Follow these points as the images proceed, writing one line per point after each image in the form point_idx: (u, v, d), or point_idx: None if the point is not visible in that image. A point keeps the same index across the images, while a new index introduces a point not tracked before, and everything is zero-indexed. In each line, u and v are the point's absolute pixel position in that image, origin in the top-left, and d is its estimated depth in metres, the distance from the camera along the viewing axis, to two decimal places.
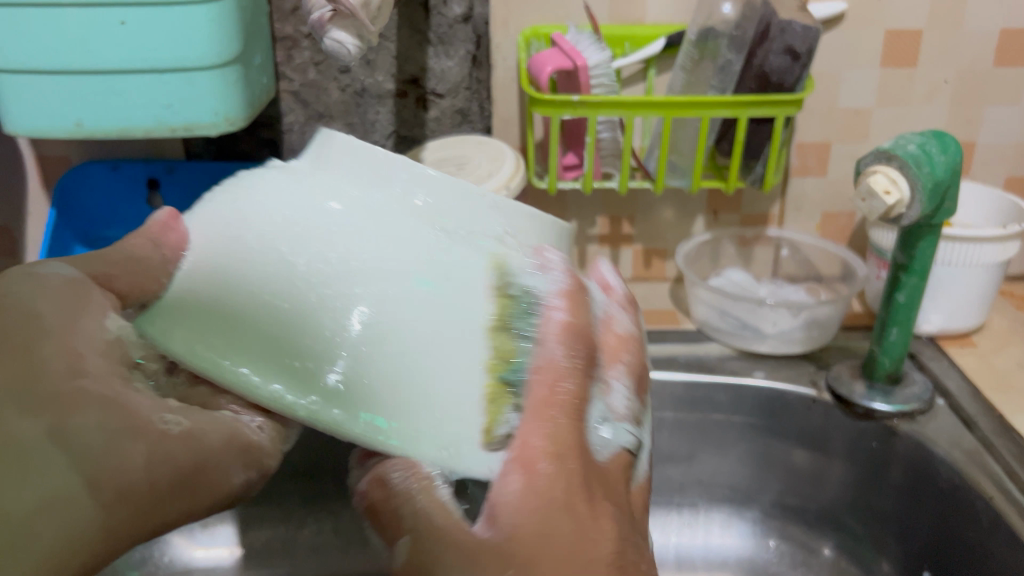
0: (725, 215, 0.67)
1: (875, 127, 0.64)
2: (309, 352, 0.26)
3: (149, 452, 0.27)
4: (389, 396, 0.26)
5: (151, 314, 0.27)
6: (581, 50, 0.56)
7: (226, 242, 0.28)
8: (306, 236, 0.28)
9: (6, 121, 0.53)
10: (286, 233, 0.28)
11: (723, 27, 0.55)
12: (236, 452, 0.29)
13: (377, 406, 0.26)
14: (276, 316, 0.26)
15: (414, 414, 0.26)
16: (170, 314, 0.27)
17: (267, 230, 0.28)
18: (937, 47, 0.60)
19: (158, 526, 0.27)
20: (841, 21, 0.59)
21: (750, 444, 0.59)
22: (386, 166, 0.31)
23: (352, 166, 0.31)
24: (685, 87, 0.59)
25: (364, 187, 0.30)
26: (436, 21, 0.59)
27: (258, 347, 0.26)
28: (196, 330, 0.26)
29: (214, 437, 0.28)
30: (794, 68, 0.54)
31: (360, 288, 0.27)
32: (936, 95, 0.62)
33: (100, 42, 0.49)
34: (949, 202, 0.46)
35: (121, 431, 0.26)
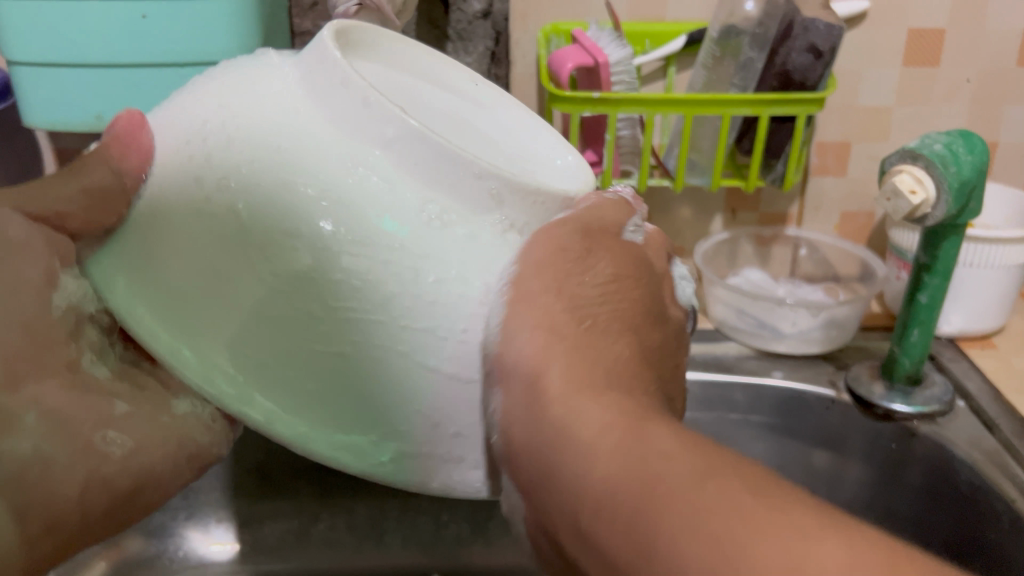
0: (743, 214, 0.67)
1: (895, 126, 0.63)
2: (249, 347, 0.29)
3: (88, 477, 0.34)
4: (316, 388, 0.29)
5: (112, 258, 0.32)
6: (602, 46, 0.56)
7: (184, 185, 0.30)
8: (256, 191, 0.29)
9: (26, 114, 0.52)
10: (235, 176, 0.29)
11: (746, 24, 0.55)
12: (183, 458, 0.36)
13: (300, 397, 0.29)
14: (216, 286, 0.29)
15: (331, 370, 0.29)
16: (126, 264, 0.31)
17: (222, 171, 0.30)
18: (960, 46, 0.60)
19: (121, 522, 0.36)
20: (862, 20, 0.59)
21: (768, 444, 0.59)
22: (359, 113, 0.31)
23: (328, 101, 0.31)
24: (706, 85, 0.58)
25: (331, 137, 0.30)
26: (455, 17, 0.58)
27: (208, 306, 0.29)
28: (147, 296, 0.30)
29: (156, 451, 0.35)
30: (816, 67, 0.53)
31: (311, 224, 0.29)
32: (957, 94, 0.62)
33: (122, 35, 0.49)
34: (974, 202, 0.45)
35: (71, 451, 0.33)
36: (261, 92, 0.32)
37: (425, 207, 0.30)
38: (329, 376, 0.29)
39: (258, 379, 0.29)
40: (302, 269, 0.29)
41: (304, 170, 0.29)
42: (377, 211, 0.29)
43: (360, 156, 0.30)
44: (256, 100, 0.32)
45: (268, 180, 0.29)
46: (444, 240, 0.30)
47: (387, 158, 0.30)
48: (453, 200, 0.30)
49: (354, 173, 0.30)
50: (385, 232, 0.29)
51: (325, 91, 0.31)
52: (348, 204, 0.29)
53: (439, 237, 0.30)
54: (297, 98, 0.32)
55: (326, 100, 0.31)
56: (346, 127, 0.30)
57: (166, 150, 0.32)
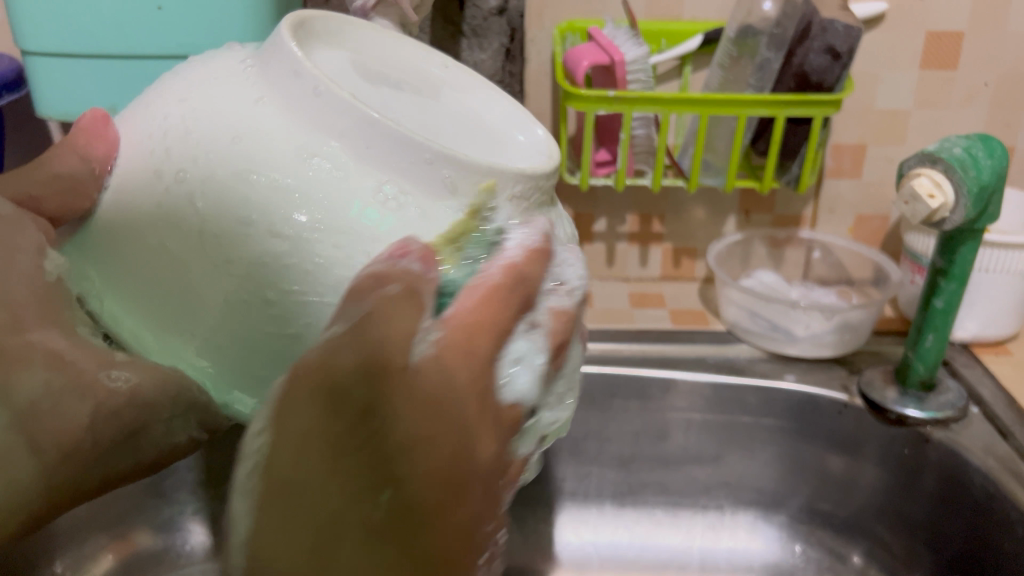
0: (757, 215, 0.67)
1: (912, 130, 0.63)
2: (222, 348, 0.30)
3: (97, 409, 0.28)
4: (291, 384, 0.30)
5: (89, 257, 0.33)
6: (618, 45, 0.56)
7: (147, 182, 0.31)
8: (212, 207, 0.29)
9: (40, 105, 0.52)
10: (196, 176, 0.29)
11: (763, 24, 0.55)
12: (181, 404, 0.31)
13: (278, 394, 0.31)
14: (179, 291, 0.30)
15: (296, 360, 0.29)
16: (101, 262, 0.32)
17: (185, 175, 0.30)
18: (980, 49, 0.59)
19: (104, 479, 0.30)
20: (881, 22, 0.58)
21: (781, 448, 0.58)
22: (312, 103, 0.30)
23: (287, 94, 0.31)
24: (722, 84, 0.58)
25: (288, 130, 0.30)
26: (470, 13, 0.58)
27: (177, 314, 0.30)
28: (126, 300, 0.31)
29: (157, 394, 0.30)
30: (834, 68, 0.53)
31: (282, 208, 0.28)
32: (975, 98, 0.61)
33: (136, 28, 0.48)
34: (993, 207, 0.45)
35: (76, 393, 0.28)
36: (229, 85, 0.32)
37: (386, 199, 0.29)
38: (299, 378, 0.30)
39: (235, 375, 0.31)
40: (256, 274, 0.29)
41: (259, 166, 0.29)
42: (332, 205, 0.29)
43: (319, 152, 0.29)
44: (220, 93, 0.31)
45: (218, 182, 0.29)
46: (398, 234, 0.29)
47: (342, 148, 0.30)
48: (414, 194, 0.30)
49: (311, 167, 0.29)
50: (335, 235, 0.28)
51: (282, 80, 0.31)
52: (301, 202, 0.28)
53: (393, 232, 0.29)
54: (259, 86, 0.31)
55: (284, 88, 0.31)
56: (303, 118, 0.30)
57: (130, 151, 0.33)
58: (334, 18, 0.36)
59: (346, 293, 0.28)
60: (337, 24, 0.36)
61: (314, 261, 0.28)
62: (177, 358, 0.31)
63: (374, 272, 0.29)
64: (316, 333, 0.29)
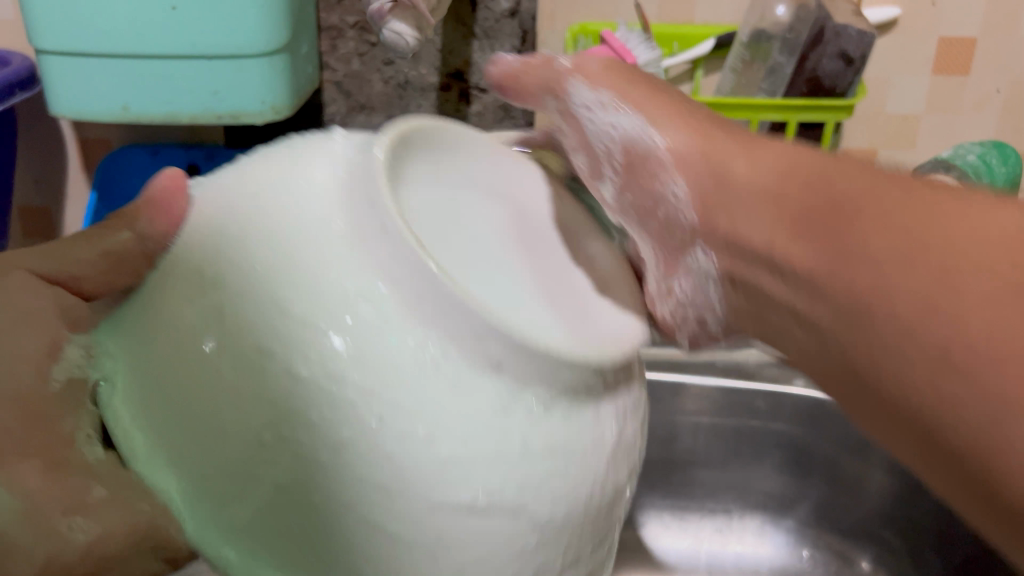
0: None
1: (923, 135, 0.63)
2: (210, 475, 0.25)
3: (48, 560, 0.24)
4: (275, 535, 0.25)
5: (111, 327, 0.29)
6: (630, 48, 0.56)
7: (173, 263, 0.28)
8: (224, 307, 0.25)
9: (52, 103, 0.52)
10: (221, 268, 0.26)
11: (776, 28, 0.55)
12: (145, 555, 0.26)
13: (261, 543, 0.25)
14: (172, 393, 0.26)
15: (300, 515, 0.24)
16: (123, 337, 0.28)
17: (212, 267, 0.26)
18: (992, 55, 0.59)
19: None
20: (893, 27, 0.58)
21: (788, 453, 0.58)
22: (379, 242, 0.26)
23: (347, 207, 0.27)
24: (734, 88, 0.58)
25: (325, 234, 0.26)
26: (481, 15, 0.58)
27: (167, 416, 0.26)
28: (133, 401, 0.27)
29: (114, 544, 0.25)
30: (846, 73, 0.53)
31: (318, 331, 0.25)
32: (987, 104, 0.61)
33: (151, 27, 0.48)
34: None
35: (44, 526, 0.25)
36: (276, 168, 0.28)
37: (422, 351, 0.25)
38: (293, 522, 0.24)
39: (220, 519, 0.25)
40: (251, 401, 0.24)
41: (284, 285, 0.25)
42: (349, 336, 0.24)
43: (354, 290, 0.25)
44: (264, 186, 0.28)
45: (235, 285, 0.26)
46: (430, 382, 0.25)
47: (393, 297, 0.25)
48: (460, 356, 0.25)
49: (348, 313, 0.25)
50: (356, 374, 0.24)
51: (338, 183, 0.27)
52: (303, 326, 0.25)
53: (416, 381, 0.24)
54: (297, 189, 0.27)
55: (326, 198, 0.27)
56: (359, 253, 0.26)
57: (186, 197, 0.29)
58: (445, 128, 0.33)
59: (369, 448, 0.24)
60: (449, 137, 0.33)
61: (329, 397, 0.24)
62: (161, 483, 0.26)
63: (398, 421, 0.24)
64: (314, 479, 0.24)
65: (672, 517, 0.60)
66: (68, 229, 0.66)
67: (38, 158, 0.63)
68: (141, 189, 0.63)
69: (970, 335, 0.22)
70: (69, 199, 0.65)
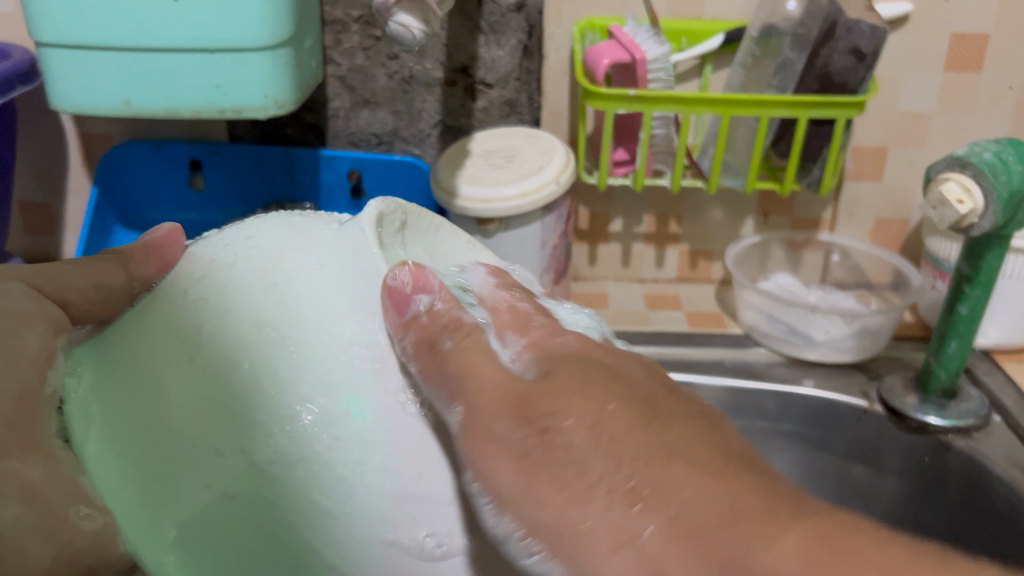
0: (775, 217, 0.66)
1: (935, 133, 0.62)
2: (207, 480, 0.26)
3: None
4: (222, 545, 0.26)
5: (98, 355, 0.29)
6: (639, 43, 0.55)
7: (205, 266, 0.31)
8: (236, 339, 0.28)
9: (53, 97, 0.52)
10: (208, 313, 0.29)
11: (786, 24, 0.54)
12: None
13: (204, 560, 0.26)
14: (155, 389, 0.27)
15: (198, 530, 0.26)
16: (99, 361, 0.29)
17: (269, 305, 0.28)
18: (1005, 52, 0.58)
19: None
20: (906, 23, 0.57)
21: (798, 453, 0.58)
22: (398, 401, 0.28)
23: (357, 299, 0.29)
24: (743, 84, 0.57)
25: (351, 312, 0.29)
26: (488, 9, 0.57)
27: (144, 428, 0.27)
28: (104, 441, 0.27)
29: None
30: (858, 70, 0.52)
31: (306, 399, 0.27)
32: (1000, 102, 0.60)
33: (153, 20, 0.48)
34: (1021, 213, 0.44)
35: (38, 528, 0.24)
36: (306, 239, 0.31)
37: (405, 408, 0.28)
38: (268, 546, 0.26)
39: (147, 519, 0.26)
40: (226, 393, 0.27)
41: (250, 352, 0.27)
42: (344, 381, 0.27)
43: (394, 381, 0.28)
44: (302, 258, 0.30)
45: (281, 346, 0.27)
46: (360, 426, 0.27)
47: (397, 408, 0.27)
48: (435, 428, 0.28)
49: (277, 345, 0.27)
50: (342, 417, 0.27)
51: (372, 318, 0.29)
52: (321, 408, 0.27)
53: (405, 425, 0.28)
54: (334, 253, 0.31)
55: (355, 263, 0.30)
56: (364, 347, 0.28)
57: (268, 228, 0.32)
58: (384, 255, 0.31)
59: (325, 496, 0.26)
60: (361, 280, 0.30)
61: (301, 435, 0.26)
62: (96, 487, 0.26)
63: (351, 454, 0.26)
64: (258, 488, 0.26)
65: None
66: (68, 223, 0.66)
67: (39, 153, 0.63)
68: (142, 184, 0.63)
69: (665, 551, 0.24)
70: (70, 193, 0.65)
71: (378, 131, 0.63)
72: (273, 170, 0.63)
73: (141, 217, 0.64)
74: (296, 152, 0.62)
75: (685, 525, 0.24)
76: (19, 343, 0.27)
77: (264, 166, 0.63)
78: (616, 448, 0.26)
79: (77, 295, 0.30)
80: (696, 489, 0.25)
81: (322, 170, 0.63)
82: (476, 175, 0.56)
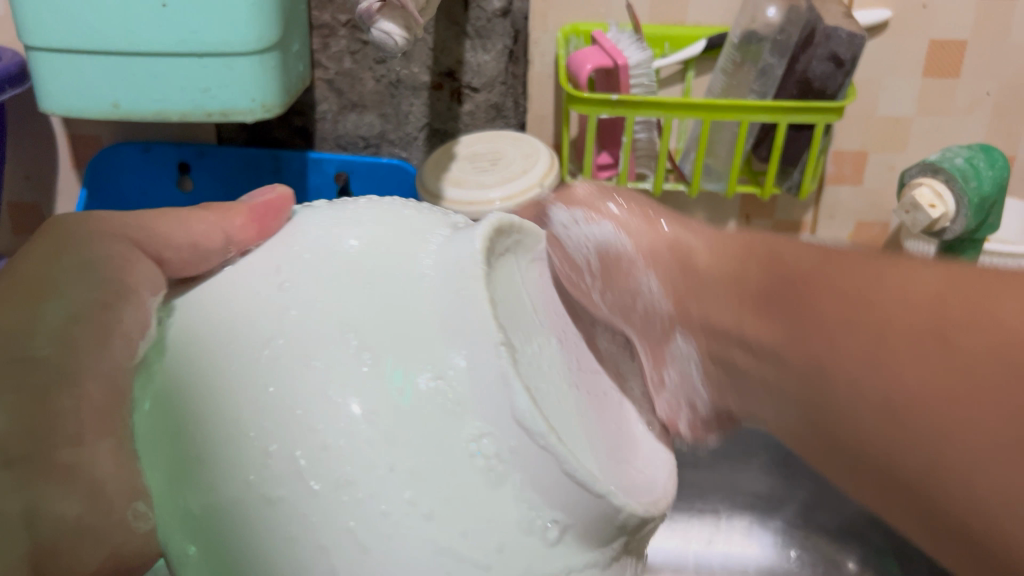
0: (757, 220, 0.67)
1: (914, 138, 0.63)
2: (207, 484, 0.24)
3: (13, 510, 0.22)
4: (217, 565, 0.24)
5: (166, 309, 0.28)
6: (622, 49, 0.56)
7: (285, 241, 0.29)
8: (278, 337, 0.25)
9: (42, 99, 0.52)
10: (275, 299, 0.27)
11: (767, 31, 0.54)
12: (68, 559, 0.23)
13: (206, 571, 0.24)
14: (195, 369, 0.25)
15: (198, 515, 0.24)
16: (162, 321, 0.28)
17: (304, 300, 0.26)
18: (983, 58, 0.59)
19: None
20: (885, 29, 0.58)
21: (777, 452, 0.59)
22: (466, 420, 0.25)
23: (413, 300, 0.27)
24: (724, 90, 0.58)
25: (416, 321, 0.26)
26: (474, 14, 0.58)
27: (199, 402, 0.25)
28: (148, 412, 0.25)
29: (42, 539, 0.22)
30: (837, 75, 0.53)
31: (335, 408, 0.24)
32: (978, 107, 0.61)
33: (141, 24, 0.48)
34: (993, 217, 0.45)
35: (91, 529, 0.23)
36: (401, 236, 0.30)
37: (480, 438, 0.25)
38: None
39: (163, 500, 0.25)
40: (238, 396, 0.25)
41: (320, 351, 0.25)
42: (376, 384, 0.25)
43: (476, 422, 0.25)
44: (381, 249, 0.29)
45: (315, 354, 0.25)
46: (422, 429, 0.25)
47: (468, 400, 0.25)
48: (519, 471, 0.25)
49: (355, 344, 0.25)
50: (380, 423, 0.24)
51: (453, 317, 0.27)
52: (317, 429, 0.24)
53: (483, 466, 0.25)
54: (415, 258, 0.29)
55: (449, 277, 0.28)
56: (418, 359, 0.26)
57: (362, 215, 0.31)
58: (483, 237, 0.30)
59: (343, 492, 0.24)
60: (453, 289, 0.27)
61: (312, 462, 0.24)
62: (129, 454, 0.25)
63: (376, 502, 0.24)
64: (249, 502, 0.24)
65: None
66: None
67: (28, 155, 0.63)
68: (131, 185, 0.64)
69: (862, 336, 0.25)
70: (59, 195, 0.65)
71: (366, 134, 0.64)
72: (262, 172, 0.64)
73: None
74: (284, 154, 0.63)
75: (865, 336, 0.25)
76: (116, 324, 0.26)
77: (252, 168, 0.64)
78: (860, 337, 0.25)
79: (173, 253, 0.29)
80: (980, 306, 0.23)
81: (310, 172, 0.64)
82: (460, 177, 0.57)
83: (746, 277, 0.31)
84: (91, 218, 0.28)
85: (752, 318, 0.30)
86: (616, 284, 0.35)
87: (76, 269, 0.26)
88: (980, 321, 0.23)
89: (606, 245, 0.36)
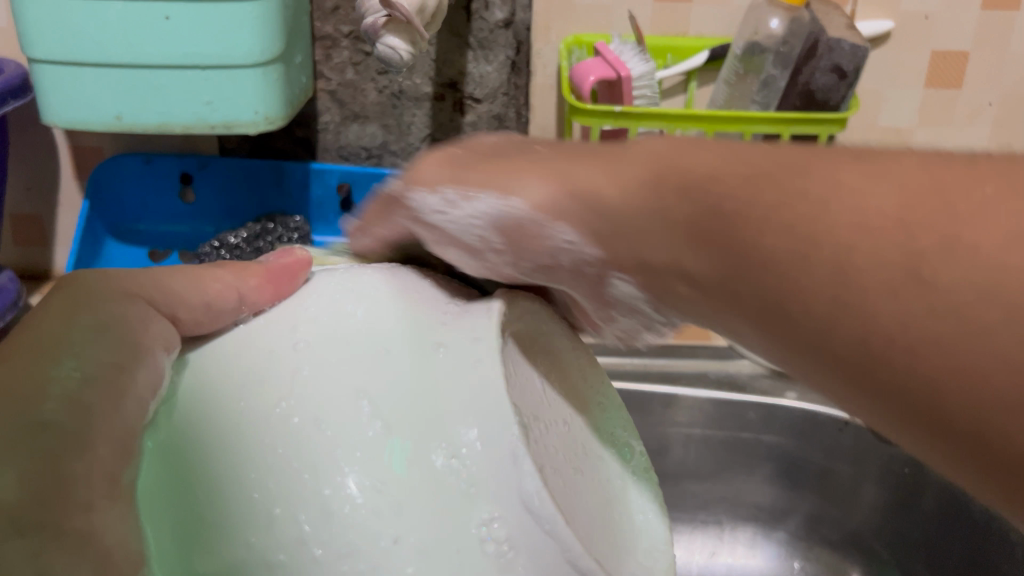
0: None
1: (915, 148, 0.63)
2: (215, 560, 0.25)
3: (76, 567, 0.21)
4: None
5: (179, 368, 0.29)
6: (625, 60, 0.56)
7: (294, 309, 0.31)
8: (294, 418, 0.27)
9: (44, 111, 0.52)
10: (293, 361, 0.29)
11: (769, 42, 0.55)
12: None
13: None
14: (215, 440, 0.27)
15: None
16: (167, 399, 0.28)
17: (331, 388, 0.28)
18: (984, 69, 0.59)
19: None
20: (887, 40, 0.59)
21: (781, 464, 0.59)
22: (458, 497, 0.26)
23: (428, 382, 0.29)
24: (727, 101, 0.58)
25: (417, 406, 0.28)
26: (476, 25, 0.58)
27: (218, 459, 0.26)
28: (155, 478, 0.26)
29: None
30: (839, 86, 0.53)
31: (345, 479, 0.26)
32: (979, 117, 0.62)
33: (143, 37, 0.48)
34: None
35: None
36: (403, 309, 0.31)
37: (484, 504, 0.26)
38: None
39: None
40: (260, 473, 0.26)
41: (333, 418, 0.27)
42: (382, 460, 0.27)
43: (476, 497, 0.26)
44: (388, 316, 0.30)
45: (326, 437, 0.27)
46: (422, 502, 0.26)
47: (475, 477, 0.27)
48: (523, 552, 0.26)
49: (367, 419, 0.27)
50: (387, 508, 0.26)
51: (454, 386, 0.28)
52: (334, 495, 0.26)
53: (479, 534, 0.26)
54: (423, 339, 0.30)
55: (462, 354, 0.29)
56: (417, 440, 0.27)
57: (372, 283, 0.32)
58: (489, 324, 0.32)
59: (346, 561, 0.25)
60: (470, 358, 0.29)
61: (326, 530, 0.25)
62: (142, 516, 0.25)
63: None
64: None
65: (692, 534, 0.60)
66: (58, 236, 0.66)
67: (30, 166, 0.63)
68: (134, 197, 0.64)
69: (865, 224, 0.21)
70: (61, 206, 0.65)
71: (368, 145, 0.64)
72: (264, 184, 0.64)
73: (132, 228, 0.65)
74: (287, 165, 0.63)
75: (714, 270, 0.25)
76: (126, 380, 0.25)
77: (255, 180, 0.64)
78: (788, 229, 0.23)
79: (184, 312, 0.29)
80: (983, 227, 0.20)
81: (311, 183, 0.64)
82: None
83: (665, 211, 0.26)
84: (111, 276, 0.29)
85: (688, 252, 0.26)
86: (528, 246, 0.30)
87: (74, 341, 0.26)
88: (970, 242, 0.20)
89: (499, 222, 0.30)
